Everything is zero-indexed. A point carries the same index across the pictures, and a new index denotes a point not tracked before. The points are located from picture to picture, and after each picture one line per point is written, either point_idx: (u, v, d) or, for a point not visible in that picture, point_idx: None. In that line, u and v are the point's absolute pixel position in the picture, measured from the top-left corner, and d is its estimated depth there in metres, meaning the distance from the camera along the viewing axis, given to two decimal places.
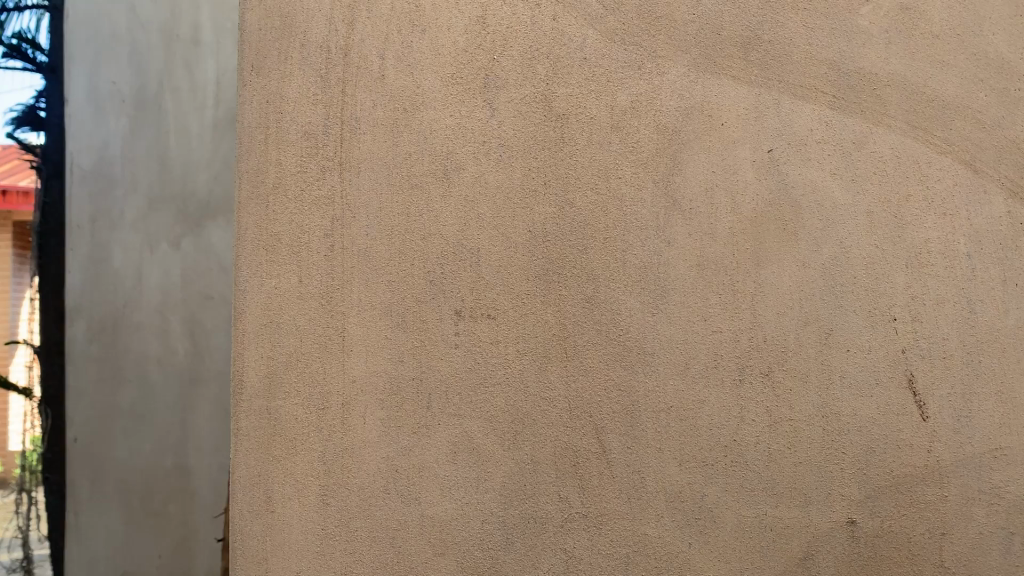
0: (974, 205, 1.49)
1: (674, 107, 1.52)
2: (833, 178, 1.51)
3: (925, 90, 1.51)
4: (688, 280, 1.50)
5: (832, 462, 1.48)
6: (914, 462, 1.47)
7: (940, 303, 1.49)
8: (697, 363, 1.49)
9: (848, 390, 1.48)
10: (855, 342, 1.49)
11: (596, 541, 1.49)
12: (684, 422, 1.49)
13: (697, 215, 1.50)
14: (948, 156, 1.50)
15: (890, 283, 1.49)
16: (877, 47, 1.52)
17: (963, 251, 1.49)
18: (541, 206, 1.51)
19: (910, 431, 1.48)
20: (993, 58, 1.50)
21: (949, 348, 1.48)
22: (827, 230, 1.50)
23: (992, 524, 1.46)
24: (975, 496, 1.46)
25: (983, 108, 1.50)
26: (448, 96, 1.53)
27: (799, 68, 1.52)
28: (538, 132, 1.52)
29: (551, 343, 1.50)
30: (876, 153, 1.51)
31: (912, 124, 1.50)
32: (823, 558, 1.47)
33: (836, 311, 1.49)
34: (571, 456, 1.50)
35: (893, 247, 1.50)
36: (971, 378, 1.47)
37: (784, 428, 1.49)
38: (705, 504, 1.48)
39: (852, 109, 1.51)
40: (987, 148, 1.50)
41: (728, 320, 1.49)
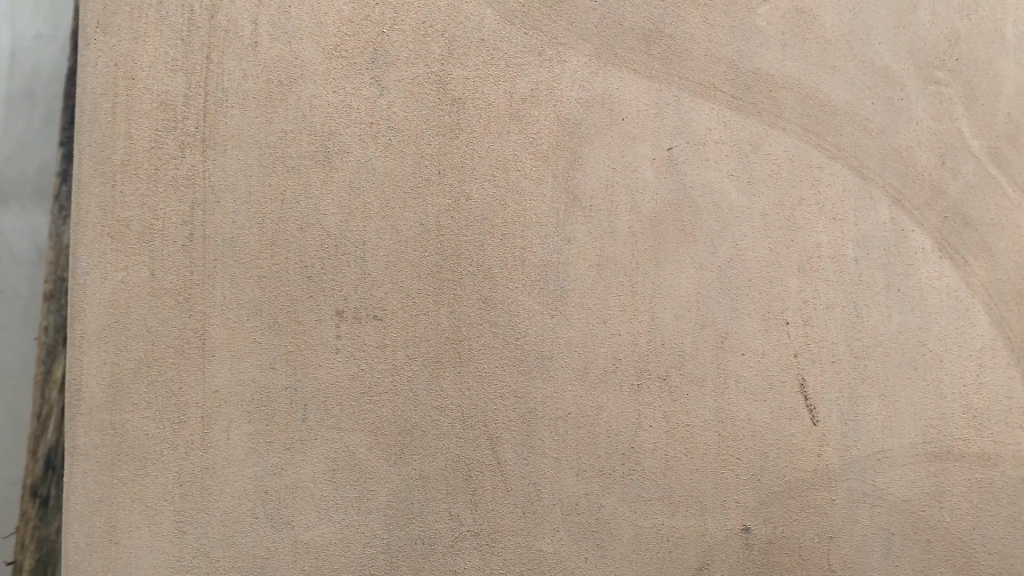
0: (860, 211, 1.51)
1: (575, 98, 1.44)
2: (730, 180, 1.48)
3: (817, 94, 1.51)
4: (587, 280, 1.43)
5: (726, 468, 1.45)
6: (803, 466, 1.47)
7: (829, 307, 1.49)
8: (596, 367, 1.42)
9: (743, 394, 1.46)
10: (749, 346, 1.47)
11: (488, 561, 1.37)
12: (582, 430, 1.41)
13: (596, 212, 1.44)
14: (838, 161, 1.51)
15: (783, 285, 1.49)
16: (773, 49, 1.50)
17: (851, 255, 1.50)
18: (434, 197, 1.40)
19: (801, 435, 1.47)
20: (879, 66, 1.53)
21: (838, 352, 1.49)
22: (723, 231, 1.47)
23: (875, 525, 1.48)
24: (860, 499, 1.48)
25: (870, 115, 1.52)
26: (331, 69, 1.39)
27: (698, 65, 1.48)
28: (432, 117, 1.41)
29: (444, 348, 1.39)
30: (771, 155, 1.50)
31: (804, 128, 1.51)
32: (717, 567, 1.43)
33: (732, 314, 1.47)
34: (464, 469, 1.38)
35: (786, 250, 1.49)
36: (857, 381, 1.49)
37: (681, 433, 1.44)
38: (602, 516, 1.41)
39: (750, 110, 1.49)
40: (872, 155, 1.52)
41: (627, 323, 1.43)
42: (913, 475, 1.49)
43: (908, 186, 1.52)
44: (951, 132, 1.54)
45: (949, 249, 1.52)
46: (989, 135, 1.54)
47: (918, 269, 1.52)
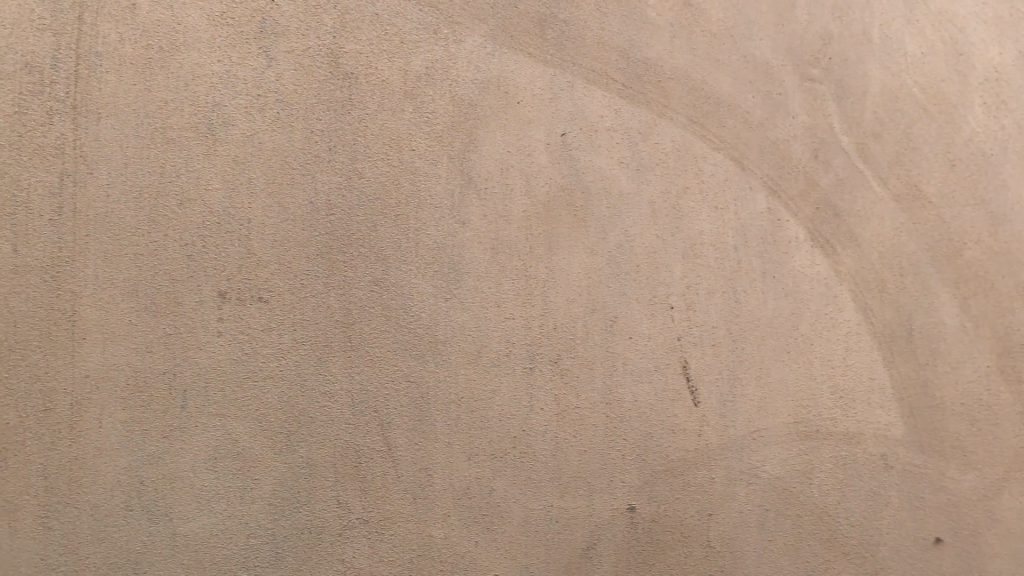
0: (740, 201, 1.58)
1: (471, 79, 1.43)
2: (619, 167, 1.51)
3: (703, 86, 1.56)
4: (481, 264, 1.42)
5: (613, 449, 1.48)
6: (686, 446, 1.52)
7: (710, 293, 1.55)
8: (489, 351, 1.41)
9: (630, 376, 1.50)
10: (637, 330, 1.51)
11: (378, 548, 1.35)
12: (474, 414, 1.40)
13: (491, 195, 1.43)
14: (721, 152, 1.57)
15: (668, 271, 1.53)
16: (663, 40, 1.54)
17: (731, 243, 1.57)
18: (325, 175, 1.35)
19: (683, 416, 1.52)
20: (760, 62, 1.59)
21: (718, 335, 1.55)
22: (613, 217, 1.50)
23: (751, 502, 1.54)
24: (737, 476, 1.54)
25: (751, 108, 1.58)
26: (215, 38, 1.33)
27: (592, 53, 1.50)
28: (323, 91, 1.36)
29: (334, 332, 1.35)
30: (659, 145, 1.53)
31: (690, 119, 1.55)
32: (604, 547, 1.46)
33: (620, 298, 1.50)
34: (353, 456, 1.35)
35: (671, 237, 1.54)
36: (735, 364, 1.56)
37: (571, 415, 1.46)
38: (493, 500, 1.41)
39: (639, 99, 1.52)
40: (752, 147, 1.58)
41: (520, 306, 1.43)
42: (785, 452, 1.57)
43: (784, 178, 1.60)
44: (823, 127, 1.62)
45: (820, 239, 1.61)
46: (856, 131, 1.64)
47: (791, 257, 1.60)
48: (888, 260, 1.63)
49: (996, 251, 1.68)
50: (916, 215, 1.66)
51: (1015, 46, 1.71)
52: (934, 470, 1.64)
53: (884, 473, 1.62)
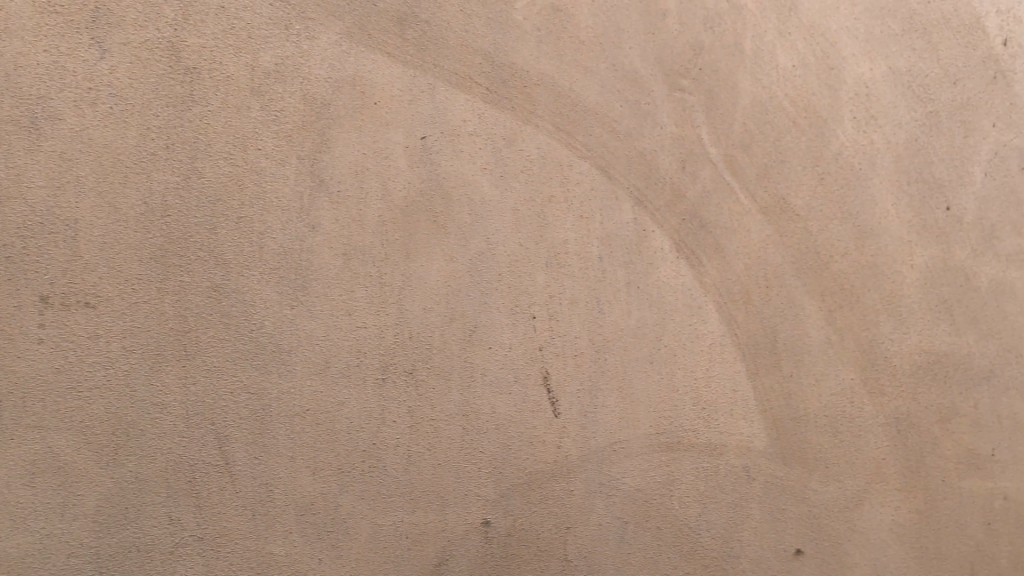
0: (605, 210, 1.56)
1: (324, 77, 1.38)
2: (483, 173, 1.47)
3: (570, 93, 1.53)
4: (332, 271, 1.36)
5: (469, 462, 1.44)
6: (545, 458, 1.49)
7: (573, 303, 1.53)
8: (338, 361, 1.36)
9: (488, 387, 1.46)
10: (496, 340, 1.47)
11: (212, 566, 1.30)
12: (320, 426, 1.36)
13: (343, 199, 1.37)
14: (587, 160, 1.55)
15: (531, 280, 1.50)
16: (529, 44, 1.51)
17: (596, 253, 1.55)
18: (161, 174, 1.30)
19: (543, 428, 1.50)
20: (628, 71, 1.58)
21: (580, 346, 1.53)
22: (474, 224, 1.46)
23: (610, 515, 1.53)
24: (597, 489, 1.53)
25: (619, 117, 1.57)
26: (41, 26, 1.28)
27: (455, 56, 1.45)
28: (161, 85, 1.31)
29: (168, 339, 1.30)
30: (524, 151, 1.50)
31: (556, 126, 1.53)
32: (456, 562, 1.43)
33: (479, 307, 1.46)
34: (187, 471, 1.30)
35: (535, 246, 1.51)
36: (597, 375, 1.54)
37: (424, 428, 1.41)
38: (339, 516, 1.37)
39: (503, 103, 1.49)
40: (619, 156, 1.57)
41: (373, 315, 1.38)
42: (645, 464, 1.56)
43: (651, 189, 1.59)
44: (692, 138, 1.62)
45: (686, 250, 1.61)
46: (725, 142, 1.64)
47: (657, 268, 1.59)
48: (754, 272, 1.64)
49: (862, 265, 1.70)
50: (783, 227, 1.66)
51: (885, 63, 1.73)
52: (795, 481, 1.65)
53: (746, 485, 1.63)
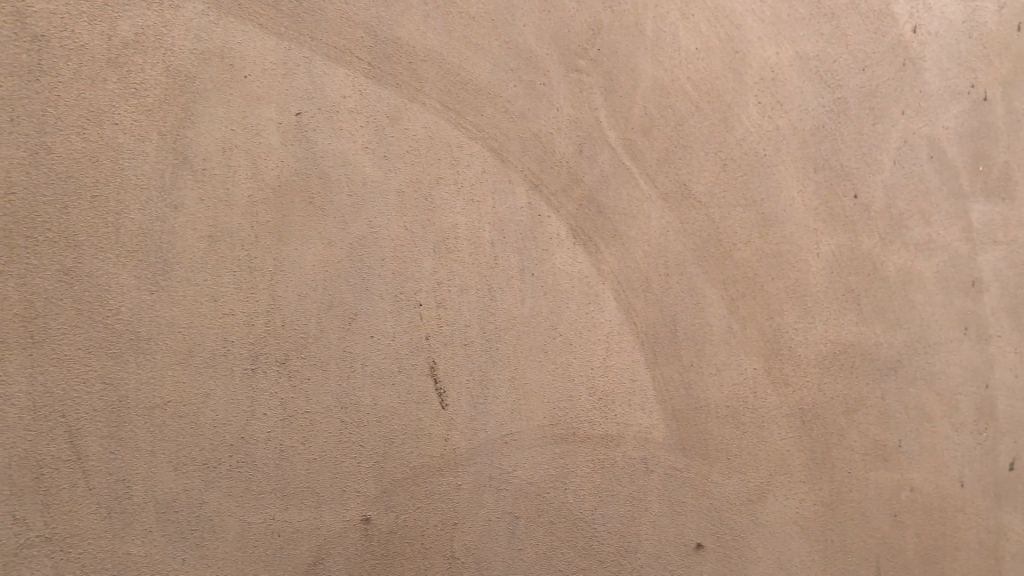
0: (497, 194, 1.50)
1: (187, 48, 1.35)
2: (364, 152, 1.42)
3: (459, 71, 1.48)
4: (196, 253, 1.34)
5: (347, 456, 1.39)
6: (430, 451, 1.44)
7: (462, 290, 1.47)
8: (202, 350, 1.34)
9: (369, 378, 1.40)
10: (378, 328, 1.41)
11: (62, 569, 1.28)
12: (182, 419, 1.33)
13: (209, 177, 1.35)
14: (479, 141, 1.49)
15: (417, 266, 1.44)
16: (415, 19, 1.45)
17: (487, 238, 1.49)
18: (4, 147, 1.29)
19: (429, 420, 1.44)
20: (522, 49, 1.52)
21: (470, 335, 1.47)
22: (354, 207, 1.41)
23: (500, 510, 1.48)
24: (486, 483, 1.47)
25: (511, 97, 1.51)
26: None
27: (334, 28, 1.40)
28: (6, 52, 1.29)
29: (10, 326, 1.28)
30: (409, 131, 1.44)
31: (445, 105, 1.47)
32: (333, 560, 1.38)
33: (360, 294, 1.41)
34: (34, 467, 1.28)
35: (422, 230, 1.45)
36: (488, 365, 1.48)
37: (299, 421, 1.37)
38: (204, 513, 1.33)
39: (386, 80, 1.43)
40: (512, 138, 1.51)
41: (242, 302, 1.35)
42: (538, 458, 1.51)
43: (546, 172, 1.53)
44: (590, 121, 1.56)
45: (583, 236, 1.55)
46: (625, 126, 1.59)
47: (553, 254, 1.53)
48: (654, 259, 1.59)
49: (767, 252, 1.67)
50: (685, 214, 1.62)
51: (792, 47, 1.69)
52: (696, 474, 1.61)
53: (645, 478, 1.58)
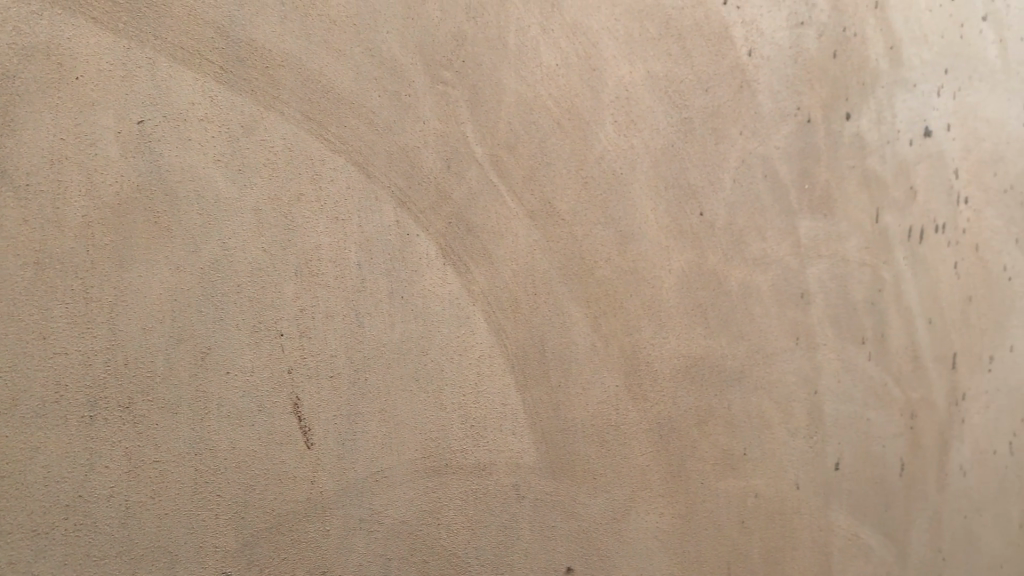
0: (363, 212, 1.40)
1: (5, 41, 1.17)
2: (216, 165, 1.28)
3: (320, 79, 1.37)
4: (20, 283, 1.17)
5: (204, 508, 1.25)
6: (296, 497, 1.32)
7: (328, 317, 1.36)
8: (29, 397, 1.16)
9: (226, 420, 1.27)
10: (235, 363, 1.28)
11: None
12: (5, 479, 1.15)
13: (34, 192, 1.18)
14: (342, 155, 1.38)
15: (277, 292, 1.32)
16: (271, 21, 1.33)
17: (353, 260, 1.38)
18: None
19: (293, 462, 1.32)
20: (386, 57, 1.43)
21: (337, 366, 1.36)
22: (206, 227, 1.27)
23: (371, 553, 1.38)
24: (356, 526, 1.37)
25: (376, 108, 1.42)
26: None
27: (180, 27, 1.26)
28: None
29: None
30: (266, 143, 1.32)
31: (305, 115, 1.35)
32: None
33: (214, 327, 1.27)
34: None
35: (281, 252, 1.32)
36: (356, 398, 1.37)
37: (147, 473, 1.22)
38: None
39: (240, 87, 1.30)
40: (378, 152, 1.41)
41: (76, 339, 1.19)
42: (409, 493, 1.42)
43: (413, 189, 1.44)
44: (456, 135, 1.49)
45: (452, 255, 1.48)
46: (491, 142, 1.53)
47: (422, 275, 1.45)
48: (522, 279, 1.55)
49: (625, 269, 1.67)
50: (551, 232, 1.59)
51: (643, 67, 1.71)
52: (567, 496, 1.59)
53: (517, 505, 1.53)
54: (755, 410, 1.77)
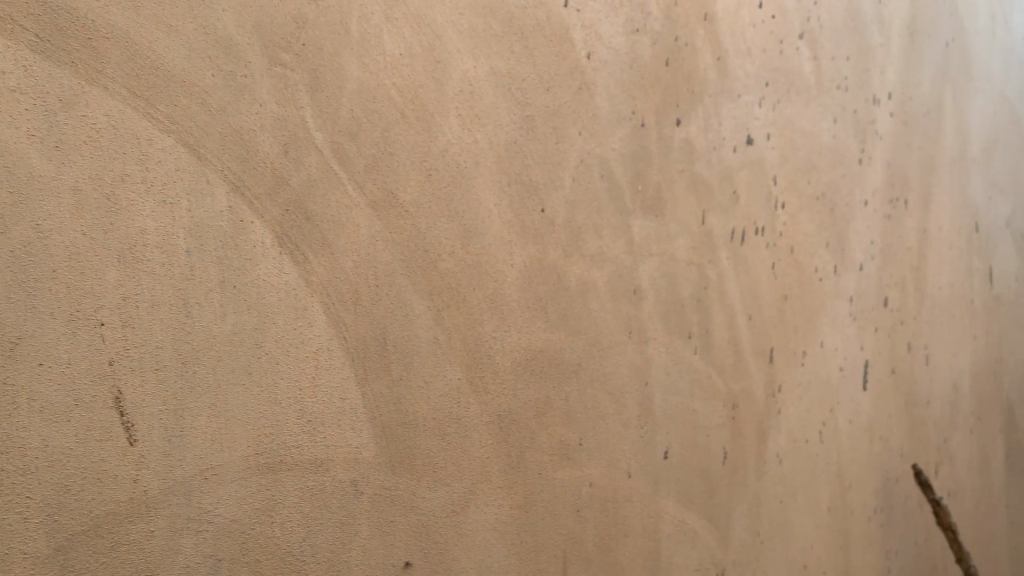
0: (193, 197, 1.33)
1: None
2: (31, 140, 1.18)
3: (148, 53, 1.29)
4: None
5: (12, 511, 1.15)
6: (117, 497, 1.24)
7: (153, 306, 1.28)
8: None
9: (38, 415, 1.18)
10: (49, 354, 1.19)
11: None
12: None
13: None
14: (171, 136, 1.31)
15: (98, 278, 1.23)
16: None
17: (182, 247, 1.31)
18: None
19: (113, 460, 1.24)
20: (221, 36, 1.37)
21: (163, 358, 1.29)
22: (19, 206, 1.17)
23: (200, 554, 1.32)
24: (183, 526, 1.30)
25: (210, 88, 1.36)
26: None
27: None
28: None
29: None
30: (87, 118, 1.23)
31: (132, 91, 1.27)
32: None
33: (25, 315, 1.17)
34: None
35: (103, 236, 1.24)
36: (184, 392, 1.31)
37: None
38: None
39: (59, 57, 1.21)
40: (211, 134, 1.35)
41: None
42: (241, 491, 1.37)
43: (248, 174, 1.39)
44: (295, 120, 1.46)
45: (289, 244, 1.44)
46: (332, 130, 1.51)
47: (256, 264, 1.39)
48: (363, 270, 1.53)
49: (467, 262, 1.72)
50: (392, 222, 1.59)
51: (487, 63, 1.79)
52: (404, 490, 1.58)
53: (355, 500, 1.51)
54: (586, 402, 1.98)
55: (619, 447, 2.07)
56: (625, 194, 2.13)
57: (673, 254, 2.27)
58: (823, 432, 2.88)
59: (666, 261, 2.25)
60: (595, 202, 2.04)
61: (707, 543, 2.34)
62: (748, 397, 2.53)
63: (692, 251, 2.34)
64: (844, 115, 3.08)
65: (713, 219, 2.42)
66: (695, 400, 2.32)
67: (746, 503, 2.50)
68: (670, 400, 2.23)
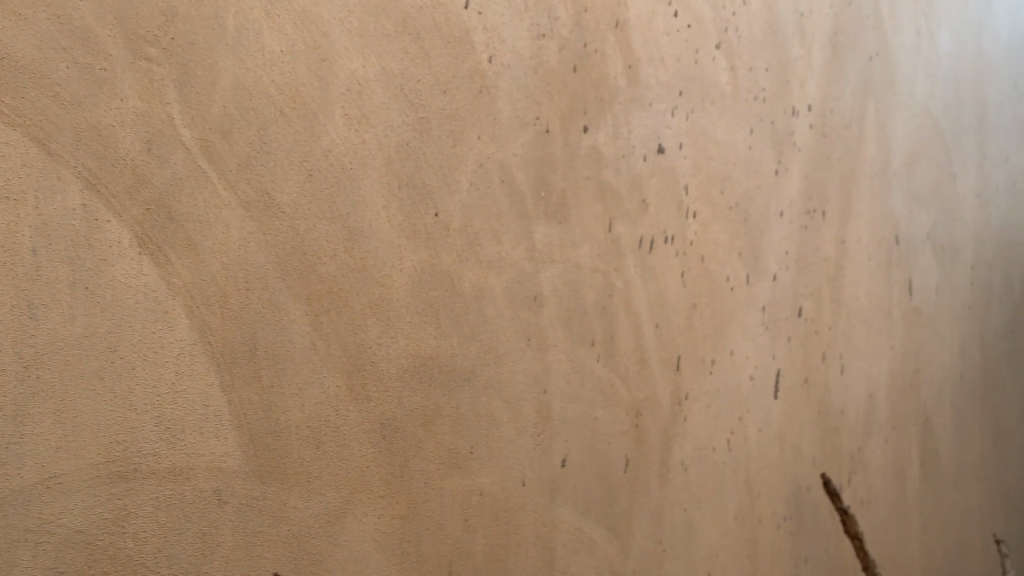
0: (41, 193, 1.28)
1: None
2: None
3: None
4: None
5: None
6: None
7: None
8: None
9: None
10: None
11: None
12: None
13: None
14: (17, 129, 1.25)
15: None
16: None
17: (27, 246, 1.26)
18: None
19: None
20: (78, 26, 1.32)
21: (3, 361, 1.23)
22: None
23: (40, 566, 1.26)
24: (21, 536, 1.25)
25: (64, 81, 1.30)
26: None
27: None
28: None
29: None
30: None
31: None
32: None
33: None
34: None
35: None
36: (26, 397, 1.25)
37: None
38: None
39: None
40: (64, 129, 1.30)
41: None
42: (87, 501, 1.31)
43: (106, 171, 1.34)
44: (160, 117, 1.40)
45: (150, 244, 1.39)
46: (201, 127, 1.46)
47: (111, 264, 1.34)
48: (231, 271, 1.49)
49: (351, 266, 1.68)
50: (266, 224, 1.54)
51: (378, 62, 1.75)
52: (273, 501, 1.54)
53: (217, 510, 1.46)
54: (478, 409, 1.94)
55: (514, 455, 2.04)
56: (527, 199, 2.10)
57: (577, 261, 2.25)
58: (732, 440, 2.89)
59: (569, 268, 2.23)
60: (494, 207, 2.01)
61: (605, 552, 2.33)
62: (653, 405, 2.52)
63: (597, 258, 2.32)
64: (761, 125, 3.10)
65: (620, 227, 2.41)
66: (596, 407, 2.30)
67: (648, 511, 2.49)
68: (569, 408, 2.22)
